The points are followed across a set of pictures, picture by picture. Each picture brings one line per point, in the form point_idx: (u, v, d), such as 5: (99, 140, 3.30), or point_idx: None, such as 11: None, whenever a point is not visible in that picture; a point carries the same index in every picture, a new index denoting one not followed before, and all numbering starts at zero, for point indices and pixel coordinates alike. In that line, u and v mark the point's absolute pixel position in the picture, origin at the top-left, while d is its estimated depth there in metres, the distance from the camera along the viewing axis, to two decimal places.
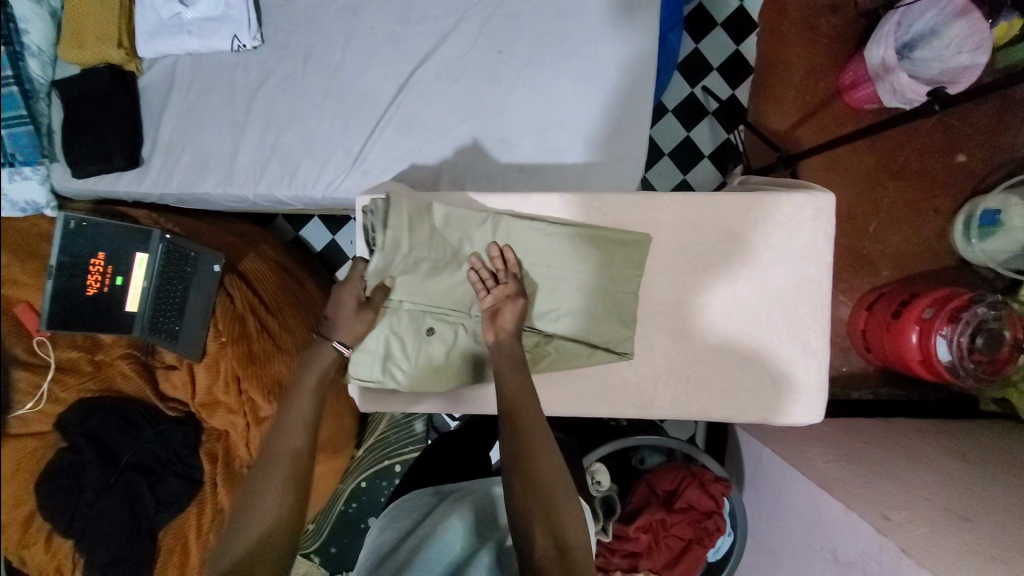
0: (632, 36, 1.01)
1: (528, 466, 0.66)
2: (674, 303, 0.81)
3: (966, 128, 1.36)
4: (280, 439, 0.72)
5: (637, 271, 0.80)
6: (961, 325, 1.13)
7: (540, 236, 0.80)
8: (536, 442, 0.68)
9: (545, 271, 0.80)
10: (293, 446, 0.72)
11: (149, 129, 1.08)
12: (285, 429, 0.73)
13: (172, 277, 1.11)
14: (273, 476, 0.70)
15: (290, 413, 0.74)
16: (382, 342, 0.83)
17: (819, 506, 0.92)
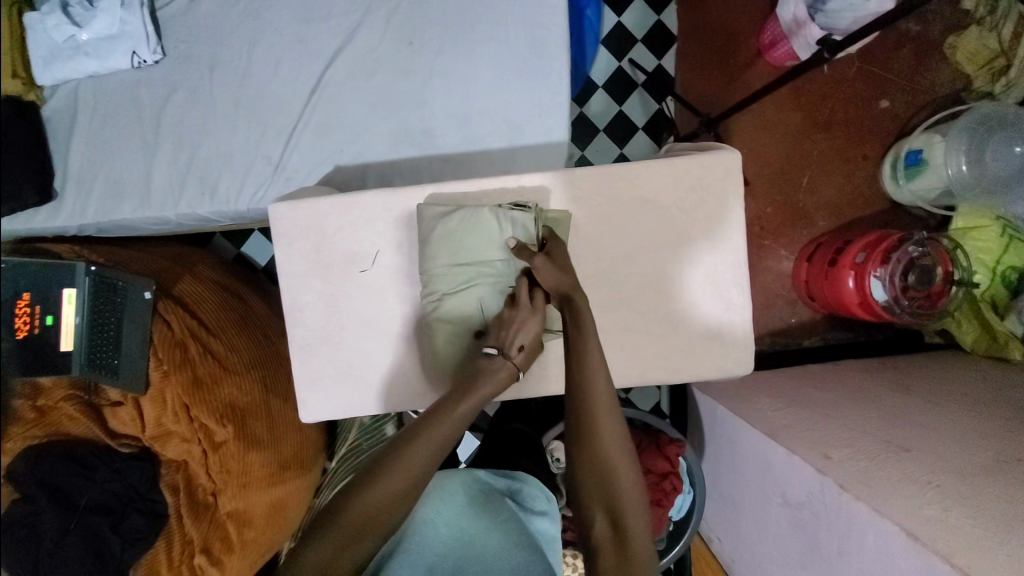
0: (542, 13, 1.01)
1: (592, 447, 0.66)
2: (599, 275, 0.81)
3: (884, 73, 1.40)
4: (407, 457, 0.66)
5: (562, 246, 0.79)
6: (892, 264, 1.17)
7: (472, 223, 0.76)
8: (605, 431, 0.67)
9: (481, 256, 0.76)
10: (418, 473, 0.66)
11: (59, 159, 1.04)
12: (415, 448, 0.66)
13: (105, 311, 1.08)
14: (381, 494, 0.64)
15: (420, 437, 0.67)
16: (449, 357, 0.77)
17: (769, 454, 0.94)
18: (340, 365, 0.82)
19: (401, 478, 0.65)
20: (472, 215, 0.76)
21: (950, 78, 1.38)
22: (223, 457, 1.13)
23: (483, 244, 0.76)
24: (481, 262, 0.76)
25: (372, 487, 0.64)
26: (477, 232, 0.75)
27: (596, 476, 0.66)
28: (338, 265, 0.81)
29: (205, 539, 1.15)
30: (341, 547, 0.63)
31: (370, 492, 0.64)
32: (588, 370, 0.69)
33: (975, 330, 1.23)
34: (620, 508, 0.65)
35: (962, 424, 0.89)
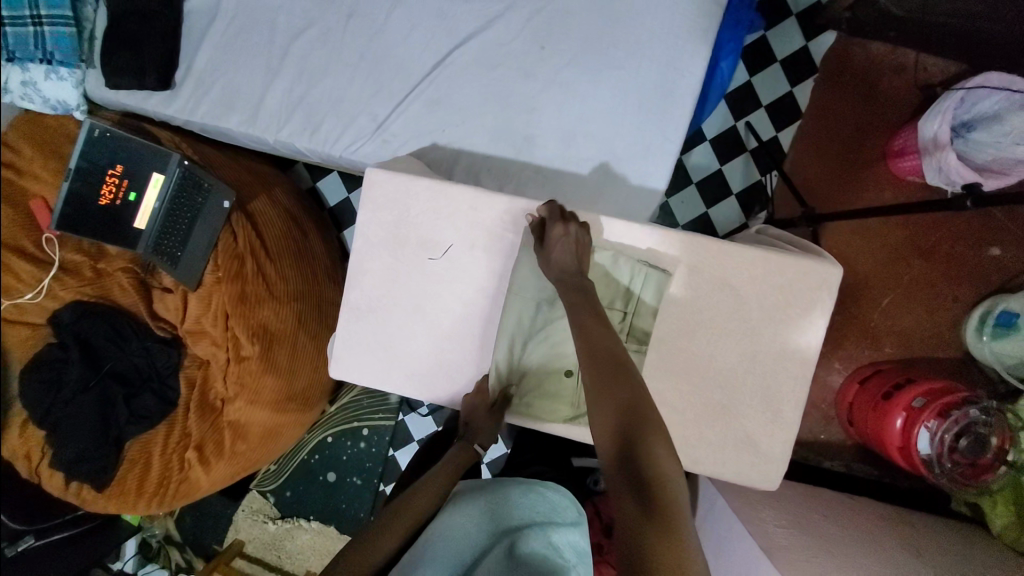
0: (679, 59, 0.98)
1: (647, 493, 0.59)
2: (692, 358, 0.79)
3: (1007, 221, 1.31)
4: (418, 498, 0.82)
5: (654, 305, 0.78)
6: (948, 421, 1.10)
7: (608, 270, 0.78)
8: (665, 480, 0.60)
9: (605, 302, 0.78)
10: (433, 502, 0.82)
11: (186, 55, 1.09)
12: (421, 496, 0.82)
13: (184, 205, 1.13)
14: (392, 535, 0.76)
15: (424, 488, 0.84)
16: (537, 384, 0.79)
17: (757, 570, 0.92)
18: (377, 336, 0.85)
19: (409, 522, 0.79)
20: (612, 264, 0.78)
21: None
22: (242, 371, 1.17)
23: (613, 296, 0.78)
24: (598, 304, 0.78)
25: (388, 529, 0.77)
26: (615, 286, 0.78)
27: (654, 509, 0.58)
28: (409, 244, 0.82)
29: (201, 438, 1.20)
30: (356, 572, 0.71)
31: (382, 533, 0.76)
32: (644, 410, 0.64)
33: (1009, 517, 1.13)
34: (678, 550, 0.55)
35: None
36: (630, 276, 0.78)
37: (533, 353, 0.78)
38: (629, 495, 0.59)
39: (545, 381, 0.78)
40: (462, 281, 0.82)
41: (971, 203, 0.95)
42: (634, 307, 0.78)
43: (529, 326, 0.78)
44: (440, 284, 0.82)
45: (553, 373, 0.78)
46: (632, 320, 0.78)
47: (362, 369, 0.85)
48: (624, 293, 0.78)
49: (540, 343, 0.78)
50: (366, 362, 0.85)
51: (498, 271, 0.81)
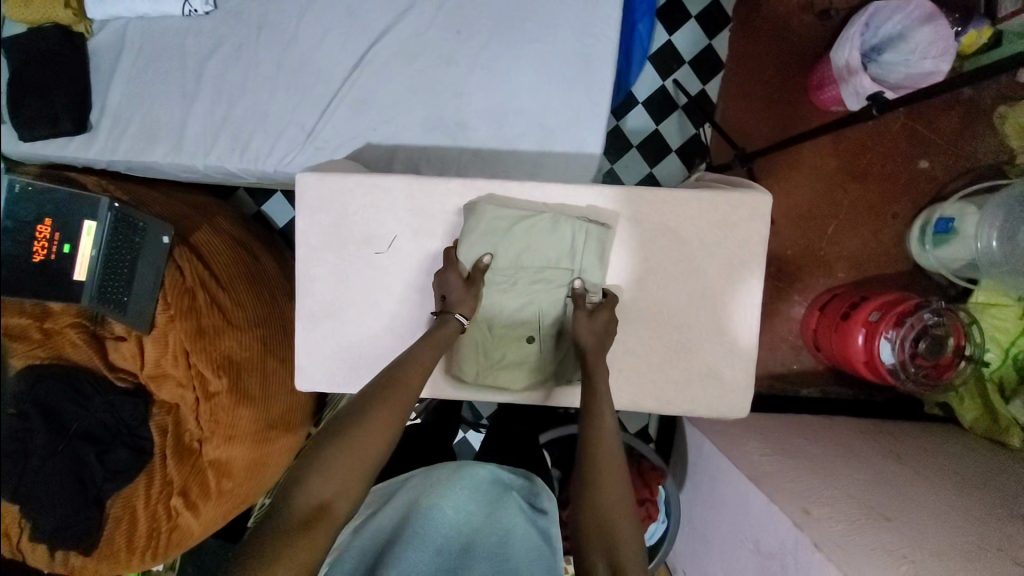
0: (594, 23, 1.00)
1: (590, 488, 0.66)
2: (643, 306, 0.82)
3: (928, 134, 1.39)
4: (379, 417, 0.67)
5: (596, 258, 0.79)
6: (904, 328, 1.16)
7: (548, 233, 0.79)
8: (608, 488, 0.66)
9: (551, 264, 0.79)
10: (408, 401, 0.70)
11: (98, 95, 1.06)
12: (413, 365, 0.72)
13: (121, 247, 1.09)
14: (383, 410, 0.68)
15: (415, 357, 0.73)
16: (500, 354, 0.79)
17: (749, 500, 0.94)
18: (340, 341, 0.84)
19: (402, 395, 0.70)
20: (553, 225, 0.79)
21: (995, 149, 1.35)
22: (213, 407, 1.14)
23: (559, 256, 0.79)
24: (546, 268, 0.79)
25: (379, 404, 0.68)
26: (559, 244, 0.79)
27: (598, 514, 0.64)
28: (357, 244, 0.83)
29: (184, 482, 1.17)
30: (352, 454, 0.65)
31: (372, 410, 0.68)
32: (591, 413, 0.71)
33: (976, 409, 1.23)
34: (619, 557, 0.62)
35: (950, 507, 0.88)
36: (573, 233, 0.78)
37: (491, 326, 0.79)
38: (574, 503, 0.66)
39: (504, 348, 0.79)
40: (413, 270, 0.83)
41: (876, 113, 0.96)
42: (580, 263, 0.79)
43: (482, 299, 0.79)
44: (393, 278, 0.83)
45: (514, 343, 0.79)
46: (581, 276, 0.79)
47: (325, 375, 0.85)
48: (568, 250, 0.79)
49: (496, 316, 0.79)
50: (329, 368, 0.85)
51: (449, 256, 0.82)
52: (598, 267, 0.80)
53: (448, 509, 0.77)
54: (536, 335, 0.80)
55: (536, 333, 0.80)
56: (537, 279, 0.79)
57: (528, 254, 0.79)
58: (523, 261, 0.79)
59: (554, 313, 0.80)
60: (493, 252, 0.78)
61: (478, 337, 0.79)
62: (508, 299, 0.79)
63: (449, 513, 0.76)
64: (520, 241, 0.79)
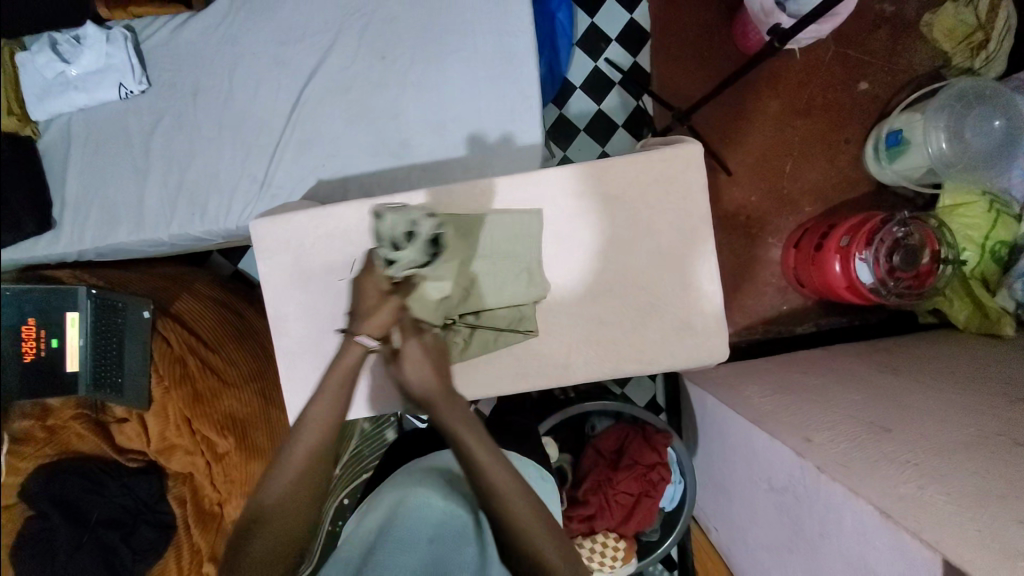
0: (509, 19, 1.04)
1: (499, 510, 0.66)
2: (601, 279, 0.84)
3: (861, 56, 1.41)
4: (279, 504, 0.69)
5: (537, 241, 0.84)
6: (877, 245, 1.17)
7: (490, 229, 0.83)
8: (515, 513, 0.66)
9: (501, 255, 0.83)
10: (306, 480, 0.70)
11: (56, 190, 1.09)
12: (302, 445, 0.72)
13: (106, 332, 1.11)
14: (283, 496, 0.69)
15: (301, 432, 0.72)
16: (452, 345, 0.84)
17: (755, 442, 0.95)
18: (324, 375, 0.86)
19: (306, 475, 0.70)
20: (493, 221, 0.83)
21: (931, 56, 1.40)
22: (227, 467, 1.17)
23: (505, 249, 0.83)
24: (498, 261, 0.83)
25: (275, 494, 0.69)
26: (495, 240, 0.83)
27: (514, 534, 0.66)
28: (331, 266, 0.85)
29: (213, 548, 1.18)
30: (264, 547, 0.68)
31: (270, 499, 0.69)
32: (467, 450, 0.67)
33: (968, 308, 1.22)
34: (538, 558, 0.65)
35: (951, 405, 0.89)
36: (505, 226, 0.83)
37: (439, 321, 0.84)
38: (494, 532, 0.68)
39: (472, 341, 0.84)
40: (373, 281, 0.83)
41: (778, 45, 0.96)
42: (527, 251, 0.84)
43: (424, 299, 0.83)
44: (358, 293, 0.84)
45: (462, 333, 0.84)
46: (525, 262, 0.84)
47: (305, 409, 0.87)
48: (506, 241, 0.84)
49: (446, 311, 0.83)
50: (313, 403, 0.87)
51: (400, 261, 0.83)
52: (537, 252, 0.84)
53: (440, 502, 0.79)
54: (501, 323, 0.84)
55: (502, 323, 0.84)
56: (487, 272, 0.83)
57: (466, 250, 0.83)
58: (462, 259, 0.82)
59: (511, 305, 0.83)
60: None
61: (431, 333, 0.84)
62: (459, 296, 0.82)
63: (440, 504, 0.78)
64: (457, 241, 0.83)
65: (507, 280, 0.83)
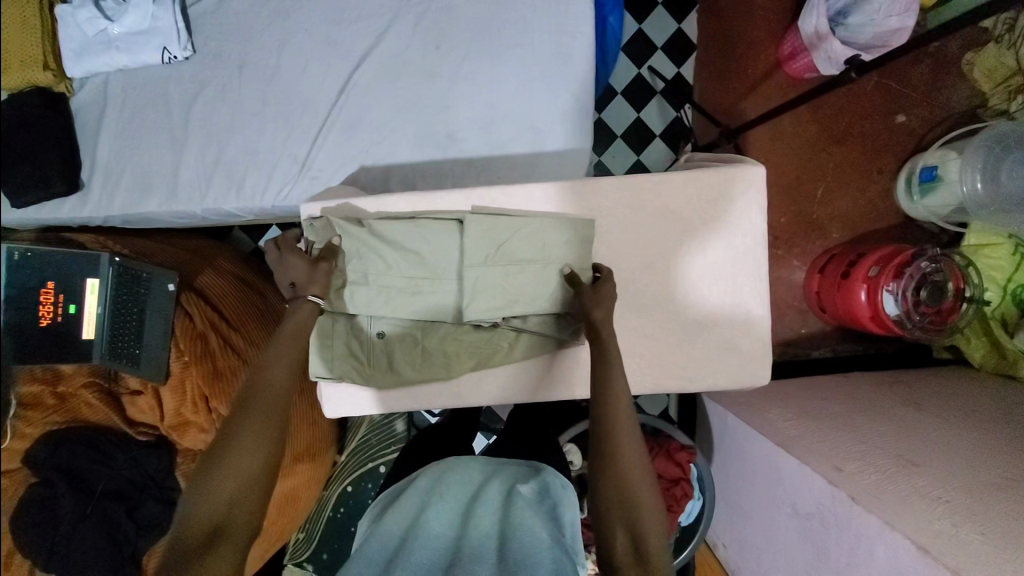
0: (569, 20, 1.02)
1: (614, 464, 0.68)
2: (651, 295, 0.83)
3: (902, 88, 1.42)
4: (245, 429, 0.73)
5: (589, 250, 0.82)
6: (905, 279, 1.19)
7: (540, 234, 0.80)
8: (629, 462, 0.69)
9: (551, 261, 0.81)
10: (272, 404, 0.76)
11: (87, 152, 1.05)
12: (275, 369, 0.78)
13: (128, 303, 1.08)
14: (255, 423, 0.74)
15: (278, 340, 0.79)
16: (490, 350, 0.83)
17: (780, 465, 0.96)
18: (366, 368, 0.83)
19: (265, 400, 0.76)
20: (545, 227, 0.80)
21: (969, 95, 1.42)
22: None
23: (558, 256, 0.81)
24: (549, 268, 0.81)
25: (242, 425, 0.73)
26: (547, 244, 0.80)
27: (618, 482, 0.68)
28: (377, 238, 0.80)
29: None
30: (234, 479, 0.71)
31: (246, 424, 0.74)
32: (614, 390, 0.72)
33: (983, 347, 1.26)
34: (638, 514, 0.66)
35: (976, 444, 0.90)
36: (561, 231, 0.80)
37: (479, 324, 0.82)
38: (594, 481, 0.69)
39: (519, 342, 0.84)
40: (421, 272, 0.82)
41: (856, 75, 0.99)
42: (580, 260, 0.81)
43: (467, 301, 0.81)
44: (403, 279, 0.81)
45: (502, 336, 0.83)
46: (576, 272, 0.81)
47: (341, 403, 0.87)
48: (558, 248, 0.81)
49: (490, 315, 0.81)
50: (347, 397, 0.87)
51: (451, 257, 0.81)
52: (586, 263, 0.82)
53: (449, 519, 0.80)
54: (545, 331, 0.84)
55: (546, 329, 0.84)
56: (535, 279, 0.81)
57: (515, 251, 0.80)
58: (509, 263, 0.80)
59: (553, 310, 0.83)
60: (474, 255, 0.80)
61: (471, 335, 0.83)
62: (504, 300, 0.81)
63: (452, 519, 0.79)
64: (507, 242, 0.80)
65: (555, 287, 0.82)
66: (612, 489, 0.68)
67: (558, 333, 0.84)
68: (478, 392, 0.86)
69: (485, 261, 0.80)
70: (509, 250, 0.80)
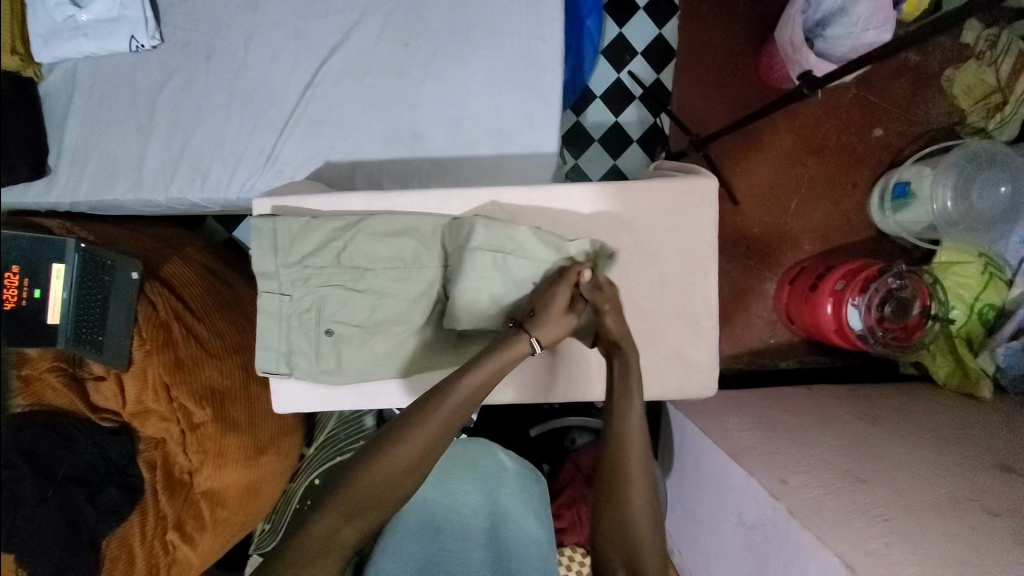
0: (540, 23, 1.02)
1: (621, 494, 0.67)
2: None
3: (880, 102, 1.43)
4: (336, 515, 0.66)
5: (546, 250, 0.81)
6: (870, 293, 1.19)
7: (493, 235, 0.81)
8: (637, 494, 0.68)
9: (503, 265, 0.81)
10: (382, 498, 0.67)
11: (54, 138, 1.06)
12: (391, 456, 0.67)
13: (93, 289, 1.08)
14: (343, 506, 0.66)
15: (415, 425, 0.69)
16: (437, 348, 0.83)
17: (731, 476, 0.97)
18: (316, 364, 0.82)
19: (371, 489, 0.67)
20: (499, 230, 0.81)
21: (947, 111, 1.42)
22: (200, 438, 1.16)
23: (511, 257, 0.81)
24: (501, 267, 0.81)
25: (334, 502, 0.66)
26: (509, 243, 0.79)
27: (615, 512, 0.67)
28: (323, 241, 0.80)
29: (177, 515, 1.19)
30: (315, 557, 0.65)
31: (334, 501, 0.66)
32: (626, 416, 0.70)
33: (948, 365, 1.26)
34: (634, 548, 0.66)
35: (924, 463, 0.91)
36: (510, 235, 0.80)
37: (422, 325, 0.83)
38: (597, 505, 0.69)
39: (472, 342, 0.83)
40: (369, 268, 0.81)
41: (806, 91, 0.98)
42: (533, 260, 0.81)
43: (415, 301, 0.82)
44: (346, 274, 0.81)
45: (451, 335, 0.83)
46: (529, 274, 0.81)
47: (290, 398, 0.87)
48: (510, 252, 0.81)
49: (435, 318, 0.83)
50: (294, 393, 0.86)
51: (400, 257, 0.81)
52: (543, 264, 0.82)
53: (445, 496, 0.85)
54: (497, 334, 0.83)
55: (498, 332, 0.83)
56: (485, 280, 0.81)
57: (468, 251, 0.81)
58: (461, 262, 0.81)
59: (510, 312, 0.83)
60: (426, 255, 0.81)
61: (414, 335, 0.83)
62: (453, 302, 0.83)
63: (446, 500, 0.85)
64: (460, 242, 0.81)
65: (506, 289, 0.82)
66: (614, 522, 0.67)
67: None
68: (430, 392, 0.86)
69: (435, 262, 0.82)
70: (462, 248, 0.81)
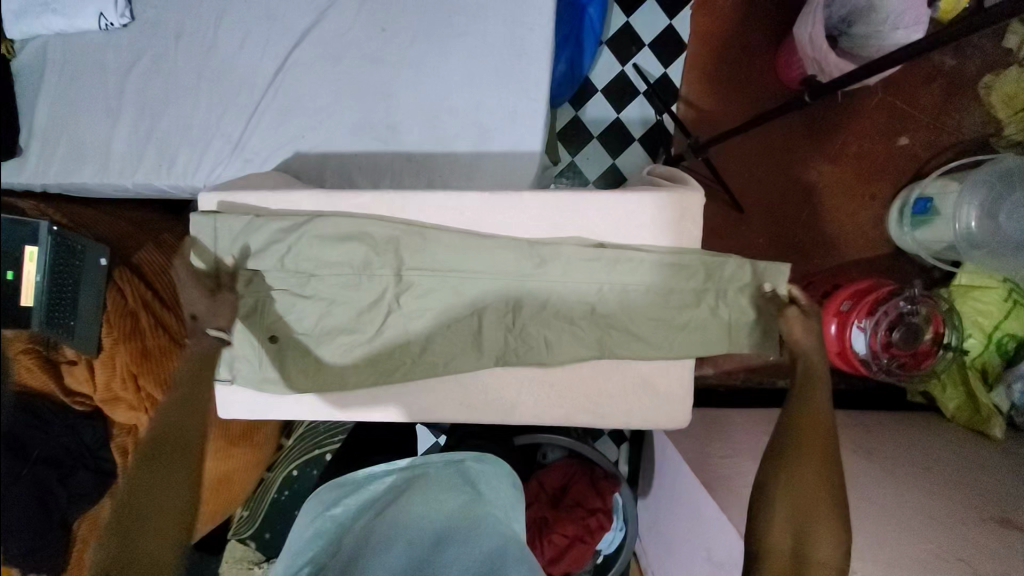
0: (528, 10, 0.94)
1: (791, 464, 0.71)
2: (553, 317, 0.79)
3: (906, 108, 1.31)
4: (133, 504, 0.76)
5: (508, 263, 0.78)
6: (879, 317, 1.09)
7: (449, 245, 0.78)
8: (809, 469, 0.71)
9: (460, 278, 0.78)
10: (181, 454, 0.79)
11: (24, 117, 1.03)
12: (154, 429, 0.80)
13: (64, 272, 1.03)
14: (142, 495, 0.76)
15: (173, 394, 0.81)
16: (385, 361, 0.80)
17: (705, 508, 0.91)
18: (261, 372, 0.81)
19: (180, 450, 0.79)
20: (460, 241, 0.78)
21: (982, 121, 1.30)
22: None
23: (468, 269, 0.78)
24: (458, 277, 0.78)
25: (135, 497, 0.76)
26: (458, 257, 0.78)
27: (793, 518, 0.69)
28: (269, 244, 0.78)
29: None
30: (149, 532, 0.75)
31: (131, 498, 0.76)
32: (809, 403, 0.73)
33: (959, 398, 1.16)
34: (812, 521, 0.69)
35: (919, 514, 0.84)
36: (466, 247, 0.78)
37: (371, 334, 0.80)
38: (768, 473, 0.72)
39: (425, 354, 0.79)
40: (318, 274, 0.78)
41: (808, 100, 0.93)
42: (490, 274, 0.78)
43: (366, 308, 0.79)
44: (292, 279, 0.79)
45: (402, 348, 0.80)
46: (485, 287, 0.78)
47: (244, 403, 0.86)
48: (469, 263, 0.78)
49: (386, 326, 0.79)
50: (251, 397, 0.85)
51: (349, 264, 0.78)
52: (503, 279, 0.78)
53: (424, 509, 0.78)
54: (450, 351, 0.79)
55: (450, 349, 0.79)
56: (439, 290, 0.78)
57: (425, 259, 0.78)
58: (413, 269, 0.78)
59: (467, 329, 0.79)
60: (377, 260, 0.78)
61: (366, 342, 0.80)
62: (407, 310, 0.79)
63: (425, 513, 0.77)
64: (415, 252, 0.78)
65: (463, 302, 0.79)
66: (792, 488, 0.70)
67: (461, 347, 0.79)
68: (387, 402, 0.83)
69: (386, 267, 0.78)
70: (420, 255, 0.78)
